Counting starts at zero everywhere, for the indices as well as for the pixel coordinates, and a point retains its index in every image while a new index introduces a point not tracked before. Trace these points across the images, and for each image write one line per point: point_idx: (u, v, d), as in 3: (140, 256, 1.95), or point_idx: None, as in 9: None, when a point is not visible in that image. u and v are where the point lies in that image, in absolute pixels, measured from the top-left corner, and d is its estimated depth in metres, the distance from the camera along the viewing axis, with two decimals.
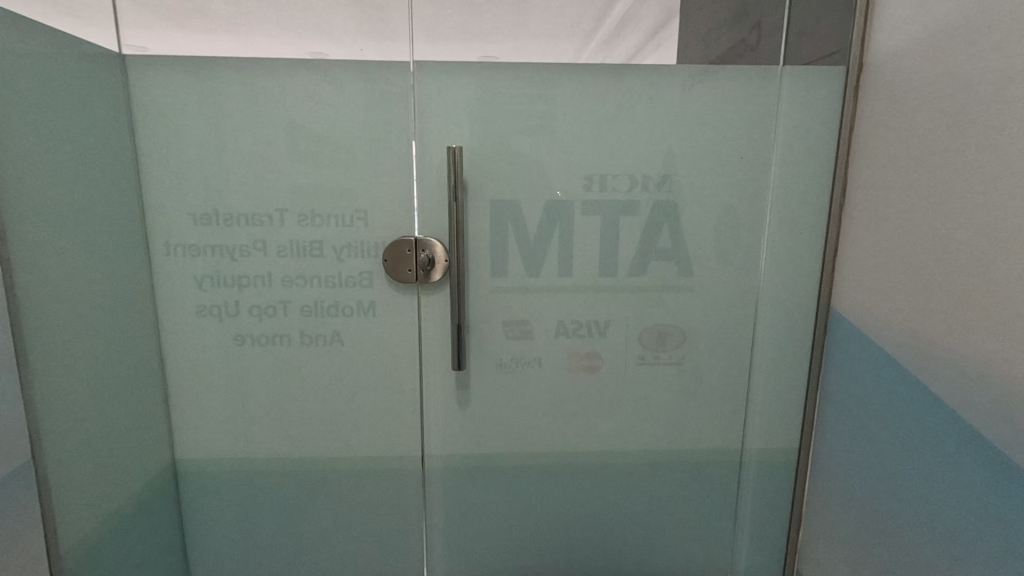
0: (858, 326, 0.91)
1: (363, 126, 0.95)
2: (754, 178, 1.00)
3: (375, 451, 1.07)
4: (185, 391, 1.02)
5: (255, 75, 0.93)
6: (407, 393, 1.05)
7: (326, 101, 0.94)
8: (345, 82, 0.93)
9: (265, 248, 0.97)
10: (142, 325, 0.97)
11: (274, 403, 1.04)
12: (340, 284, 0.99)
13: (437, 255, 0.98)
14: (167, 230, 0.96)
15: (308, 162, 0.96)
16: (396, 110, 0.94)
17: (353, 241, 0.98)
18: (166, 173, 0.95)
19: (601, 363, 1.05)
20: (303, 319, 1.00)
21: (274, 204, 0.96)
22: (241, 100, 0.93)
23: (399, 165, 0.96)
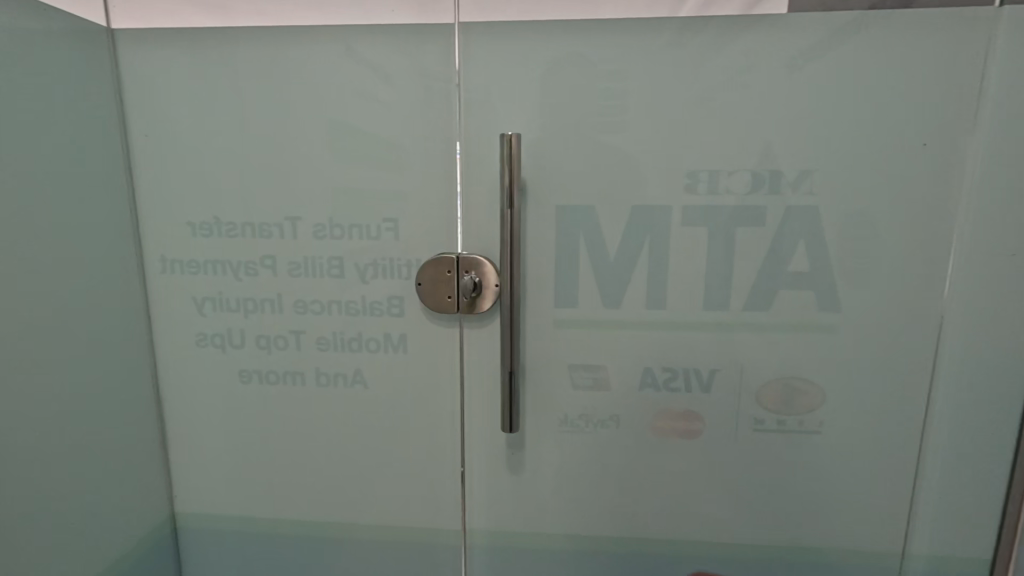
0: None
1: (393, 111, 0.74)
2: (943, 174, 0.69)
3: (404, 521, 0.85)
4: (185, 434, 0.86)
5: (265, 50, 0.74)
6: (445, 452, 0.82)
7: (348, 81, 0.74)
8: (372, 56, 0.73)
9: (274, 265, 0.78)
10: (135, 355, 0.81)
11: (284, 455, 0.84)
12: (363, 312, 0.79)
13: (485, 279, 0.75)
14: (163, 241, 0.80)
15: (328, 159, 0.76)
16: (435, 88, 0.72)
17: (381, 258, 0.77)
18: (163, 175, 0.78)
19: (702, 425, 0.78)
20: (320, 354, 0.80)
21: (287, 213, 0.77)
22: (248, 83, 0.75)
23: (438, 161, 0.74)
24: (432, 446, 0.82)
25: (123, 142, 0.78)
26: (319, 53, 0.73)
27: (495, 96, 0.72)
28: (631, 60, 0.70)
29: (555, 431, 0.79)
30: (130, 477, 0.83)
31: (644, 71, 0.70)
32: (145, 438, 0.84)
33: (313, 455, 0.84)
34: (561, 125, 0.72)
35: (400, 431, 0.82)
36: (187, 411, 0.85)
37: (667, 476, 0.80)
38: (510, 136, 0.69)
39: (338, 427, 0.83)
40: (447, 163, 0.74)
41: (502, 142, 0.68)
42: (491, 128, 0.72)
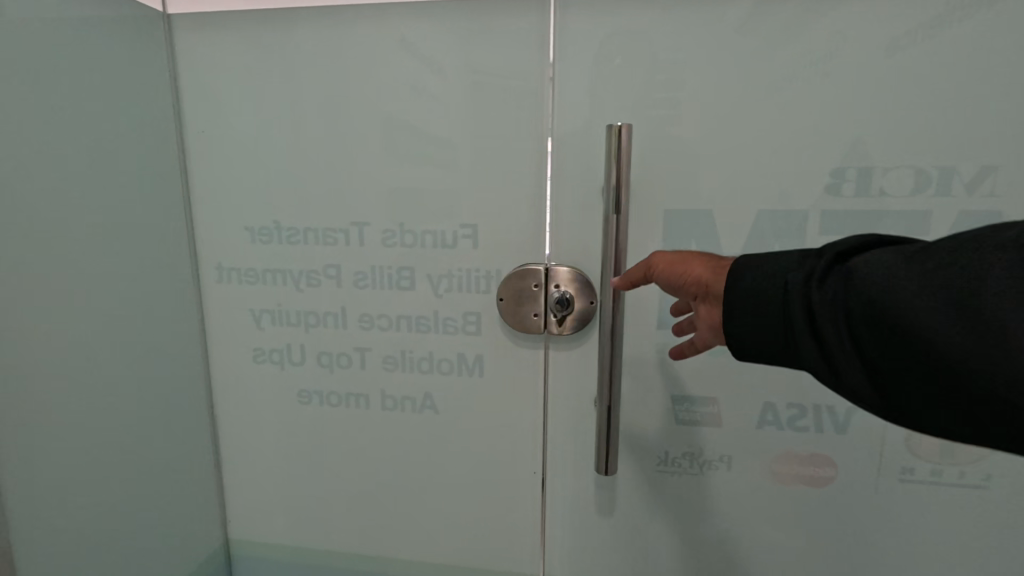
0: None
1: (476, 101, 0.64)
2: None
3: (476, 562, 0.76)
4: (240, 456, 0.79)
5: (332, 33, 0.66)
6: (524, 489, 0.72)
7: (425, 66, 0.64)
8: (453, 37, 0.63)
9: (338, 276, 0.70)
10: (189, 371, 0.75)
11: (345, 483, 0.77)
12: (436, 329, 0.70)
13: (578, 293, 0.65)
14: (219, 248, 0.73)
15: (401, 155, 0.67)
16: (524, 74, 0.62)
17: (457, 269, 0.68)
18: (219, 175, 0.71)
19: (833, 471, 0.65)
20: (387, 374, 0.72)
21: (353, 217, 0.69)
22: (313, 71, 0.67)
23: (526, 158, 0.64)
24: (509, 481, 0.73)
25: (179, 139, 0.71)
26: (394, 34, 0.64)
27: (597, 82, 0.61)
28: (764, 35, 0.58)
29: (651, 470, 0.69)
30: (186, 502, 0.76)
31: (781, 48, 0.58)
32: (198, 460, 0.77)
33: (376, 485, 0.76)
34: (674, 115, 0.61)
35: (473, 464, 0.73)
36: (243, 432, 0.78)
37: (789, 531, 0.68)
38: (620, 126, 0.58)
39: (404, 456, 0.74)
40: (537, 161, 0.64)
41: (610, 133, 0.58)
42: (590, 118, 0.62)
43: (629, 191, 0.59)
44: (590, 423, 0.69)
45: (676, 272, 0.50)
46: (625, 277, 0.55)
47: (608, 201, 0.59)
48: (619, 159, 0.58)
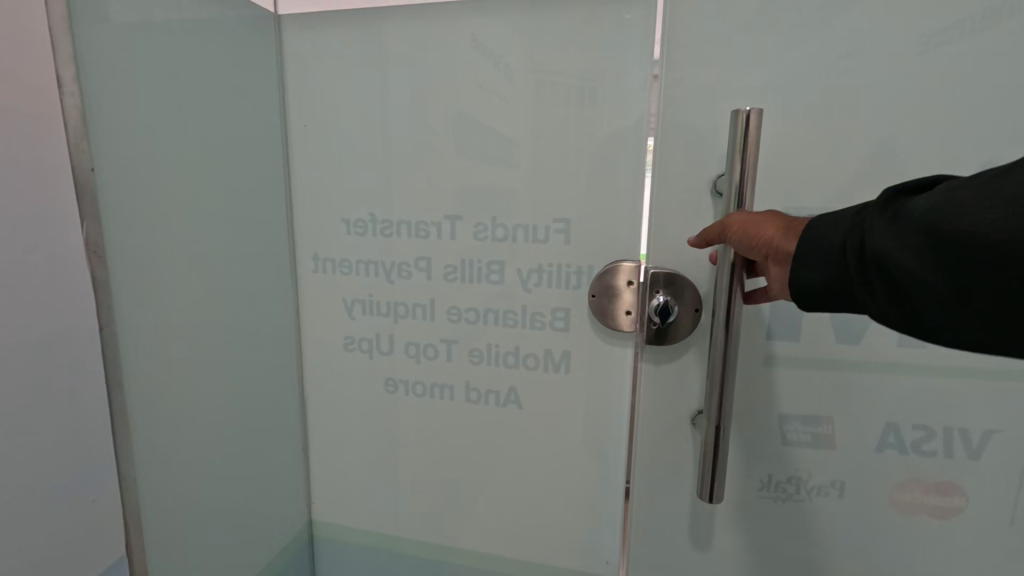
0: None
1: (574, 95, 0.63)
2: None
3: (554, 560, 0.76)
4: (326, 440, 0.82)
5: (432, 28, 0.66)
6: (608, 488, 0.71)
7: (524, 60, 0.64)
8: (554, 28, 0.62)
9: (430, 269, 0.72)
10: (284, 356, 0.79)
11: (427, 472, 0.78)
12: (524, 324, 0.70)
13: (679, 298, 0.63)
14: (316, 240, 0.76)
15: (495, 150, 0.67)
16: (628, 67, 0.61)
17: (547, 263, 0.67)
18: (319, 169, 0.74)
19: (961, 501, 0.61)
20: (473, 367, 0.73)
21: (445, 211, 0.70)
22: (412, 66, 0.68)
23: (625, 154, 0.63)
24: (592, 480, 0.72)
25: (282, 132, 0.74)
26: (494, 28, 0.64)
27: (708, 71, 0.58)
28: (902, 17, 0.53)
29: (752, 494, 0.66)
30: (277, 482, 0.80)
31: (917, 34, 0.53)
32: (289, 442, 0.81)
33: (457, 476, 0.77)
34: (792, 107, 0.57)
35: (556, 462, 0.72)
36: (330, 417, 0.81)
37: (896, 553, 0.64)
38: (744, 114, 0.53)
39: (487, 450, 0.74)
40: (636, 156, 0.63)
41: (736, 128, 0.53)
42: (699, 110, 0.59)
43: (755, 186, 0.54)
44: (688, 441, 0.66)
45: (748, 234, 0.49)
46: (699, 237, 0.55)
47: (728, 201, 0.55)
48: (746, 156, 0.53)
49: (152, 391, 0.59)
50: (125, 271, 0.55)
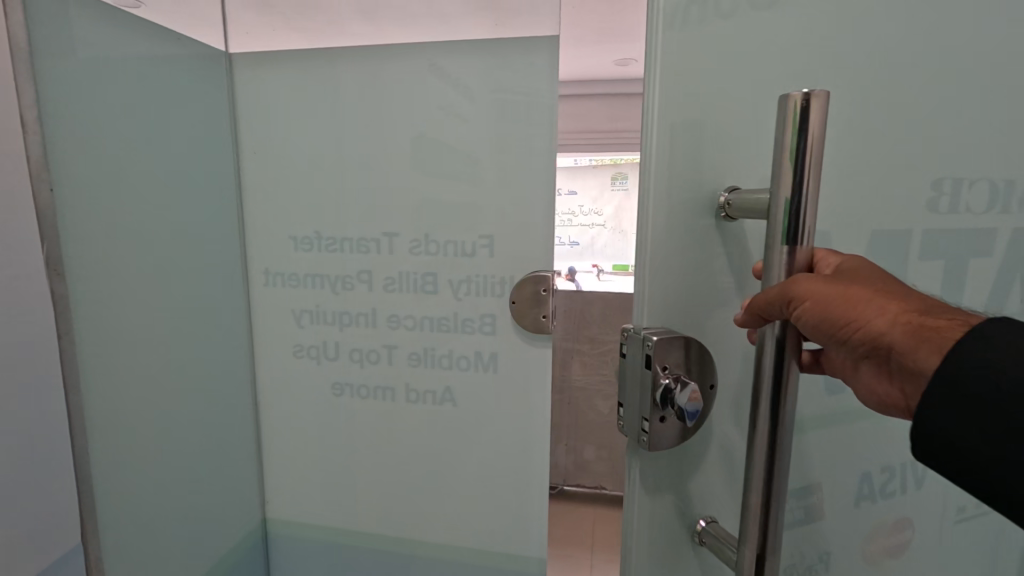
0: None
1: (495, 127, 0.72)
2: None
3: (488, 545, 0.83)
4: (277, 440, 0.88)
5: (370, 67, 0.75)
6: (536, 477, 0.79)
7: (450, 97, 0.73)
8: (475, 69, 0.71)
9: (371, 281, 0.79)
10: (236, 362, 0.84)
11: (371, 468, 0.84)
12: (456, 329, 0.78)
13: (677, 368, 0.45)
14: (267, 255, 0.83)
15: (428, 174, 0.75)
16: (538, 103, 0.70)
17: (475, 274, 0.75)
18: (268, 190, 0.81)
19: (912, 534, 0.59)
20: (412, 369, 0.80)
21: (385, 230, 0.78)
22: (353, 101, 0.76)
23: (540, 179, 0.72)
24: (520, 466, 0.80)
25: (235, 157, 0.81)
26: (423, 68, 0.73)
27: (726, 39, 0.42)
28: None
29: None
30: (229, 479, 0.85)
31: None
32: (243, 442, 0.87)
33: (398, 470, 0.83)
34: None
35: (488, 453, 0.80)
36: (281, 419, 0.87)
37: None
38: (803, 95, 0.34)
39: (426, 445, 0.82)
40: (548, 180, 0.72)
41: (800, 110, 0.34)
42: (712, 99, 0.43)
43: (816, 211, 0.36)
44: (693, 558, 0.52)
45: (837, 314, 0.34)
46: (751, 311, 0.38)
47: (773, 228, 0.37)
48: (811, 158, 0.34)
49: (106, 391, 0.65)
50: (84, 281, 0.61)
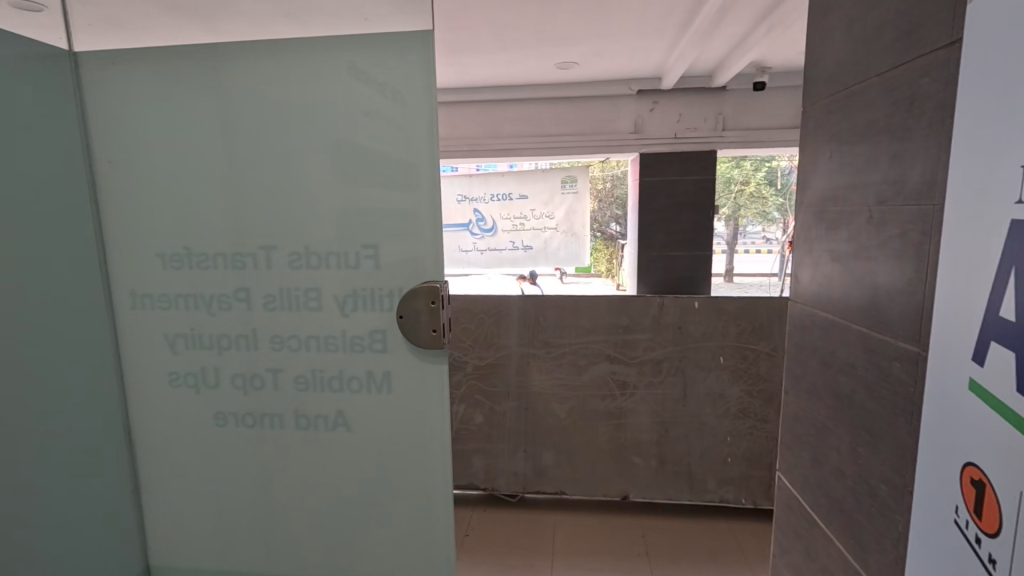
0: (958, 374, 0.86)
1: (381, 143, 0.76)
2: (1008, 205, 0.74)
3: (383, 553, 0.84)
4: (155, 455, 0.91)
5: (266, 85, 0.79)
6: (437, 484, 0.80)
7: (338, 115, 0.77)
8: (360, 88, 0.76)
9: (249, 300, 0.82)
10: (104, 374, 0.88)
11: (260, 484, 0.86)
12: (344, 348, 0.79)
13: None
14: (133, 277, 0.86)
15: (319, 188, 0.78)
16: (404, 100, 0.75)
17: (360, 289, 0.77)
18: (138, 194, 0.84)
19: None
20: (299, 394, 0.82)
21: (279, 245, 0.80)
22: (251, 117, 0.80)
23: (412, 182, 0.76)
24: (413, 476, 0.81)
25: (138, 170, 0.84)
26: (313, 85, 0.77)
27: None
28: None
29: None
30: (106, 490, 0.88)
31: None
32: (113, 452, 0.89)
33: (282, 486, 0.85)
34: None
35: (376, 465, 0.81)
36: (156, 438, 0.91)
37: None
38: None
39: (315, 462, 0.83)
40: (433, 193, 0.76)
41: None
42: None
43: None
44: None
45: None
46: None
47: None
48: None
49: None
50: None
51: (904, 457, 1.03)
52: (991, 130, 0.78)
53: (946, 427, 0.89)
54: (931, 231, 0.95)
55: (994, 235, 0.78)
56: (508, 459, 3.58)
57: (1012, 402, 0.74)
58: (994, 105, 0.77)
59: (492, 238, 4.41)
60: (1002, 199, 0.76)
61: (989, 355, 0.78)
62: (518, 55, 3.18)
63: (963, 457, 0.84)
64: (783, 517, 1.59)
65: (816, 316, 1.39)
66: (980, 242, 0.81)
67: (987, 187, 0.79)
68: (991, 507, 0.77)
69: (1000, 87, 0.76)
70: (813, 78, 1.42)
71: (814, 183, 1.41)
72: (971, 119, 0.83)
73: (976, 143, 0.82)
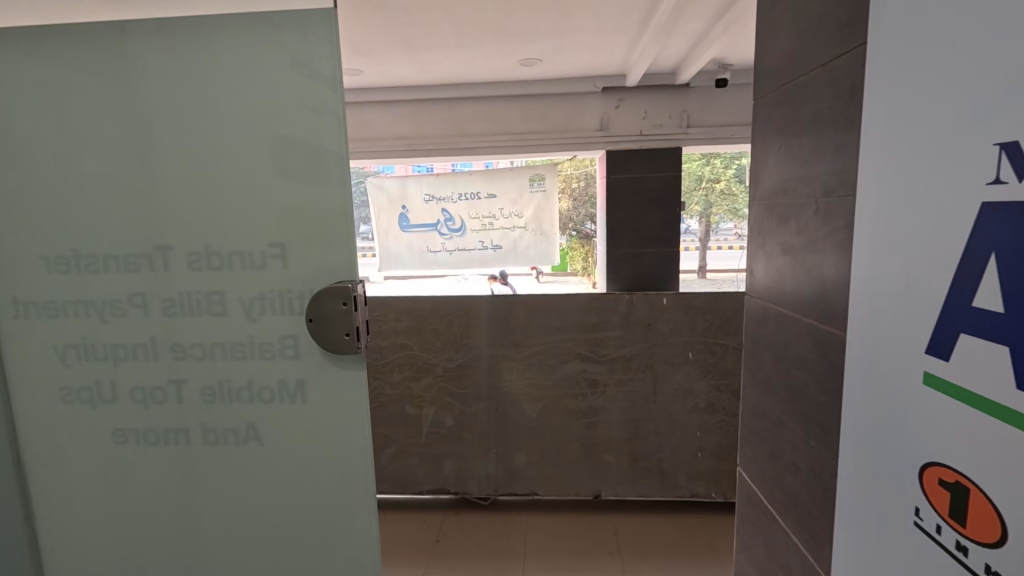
0: (908, 369, 0.83)
1: (289, 138, 0.73)
2: (962, 188, 0.71)
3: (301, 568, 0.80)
4: (49, 479, 0.84)
5: (170, 76, 0.73)
6: (358, 496, 0.77)
7: (248, 110, 0.73)
8: (275, 85, 0.73)
9: (146, 306, 0.77)
10: None
11: (170, 501, 0.82)
12: (253, 355, 0.76)
13: None
14: (15, 280, 0.79)
15: (226, 188, 0.74)
16: (312, 90, 0.72)
17: (269, 291, 0.75)
18: (15, 189, 0.77)
19: None
20: (207, 406, 0.79)
21: (179, 245, 0.76)
22: (146, 105, 0.74)
23: (321, 176, 0.73)
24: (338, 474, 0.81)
25: (12, 159, 0.76)
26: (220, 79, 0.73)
27: None
28: None
29: None
30: None
31: None
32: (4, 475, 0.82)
33: (194, 503, 0.81)
34: None
35: (292, 476, 0.78)
36: (49, 459, 0.83)
37: None
38: None
39: (226, 476, 0.80)
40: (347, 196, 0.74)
41: None
42: None
43: None
44: None
45: None
46: None
47: None
48: None
49: None
50: None
51: (849, 455, 1.00)
52: (935, 116, 0.76)
53: (895, 423, 0.86)
54: (862, 219, 0.94)
55: (948, 222, 0.73)
56: (479, 461, 3.52)
57: (987, 396, 0.68)
58: (947, 85, 0.73)
59: (461, 238, 4.35)
60: (954, 183, 0.72)
61: (955, 349, 0.73)
62: (480, 52, 3.13)
63: (925, 455, 0.80)
64: (744, 513, 1.58)
65: (769, 309, 1.38)
66: (924, 230, 0.78)
67: (929, 173, 0.77)
68: (981, 510, 0.70)
69: (950, 72, 0.73)
70: (762, 71, 1.41)
71: (766, 175, 1.40)
72: (912, 103, 0.80)
73: (920, 126, 0.78)
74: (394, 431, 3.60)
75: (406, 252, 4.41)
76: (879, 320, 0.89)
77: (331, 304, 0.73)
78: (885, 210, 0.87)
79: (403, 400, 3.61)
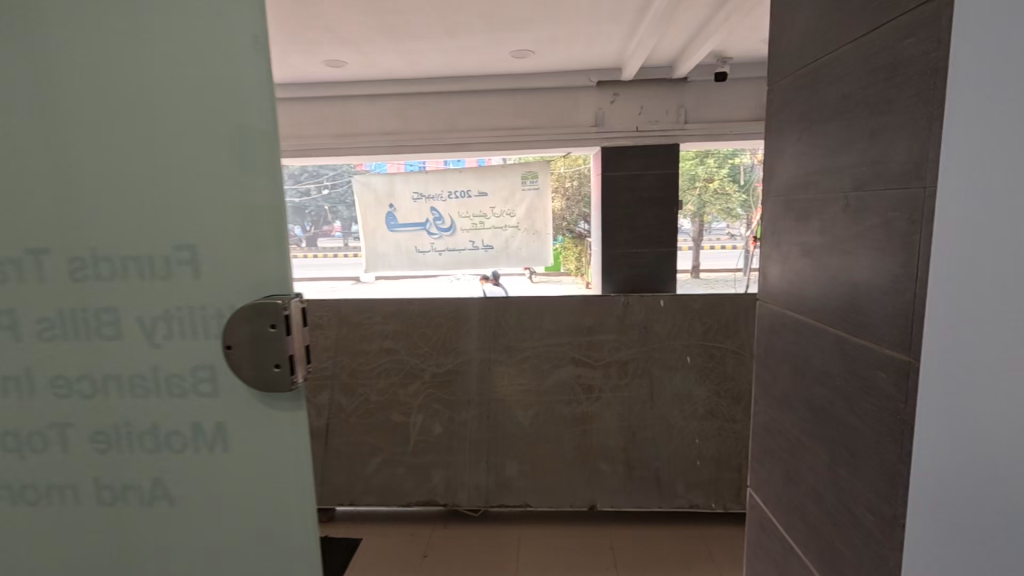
0: (1010, 411, 0.64)
1: (196, 119, 0.59)
2: None
3: None
4: None
5: (44, 32, 0.58)
6: (294, 555, 0.66)
7: (145, 78, 0.58)
8: (178, 41, 0.58)
9: (14, 329, 0.63)
10: None
11: (55, 564, 0.68)
12: (158, 391, 0.63)
13: None
14: None
15: (115, 178, 0.60)
16: (230, 61, 0.58)
17: (173, 309, 0.61)
18: None
19: None
20: (98, 455, 0.65)
21: (55, 247, 0.61)
22: (12, 69, 0.59)
23: (237, 172, 0.60)
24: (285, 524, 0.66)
25: None
26: (105, 41, 0.58)
27: None
28: None
29: None
30: None
31: None
32: None
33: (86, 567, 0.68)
34: None
35: (209, 533, 0.66)
36: None
37: None
38: None
39: (122, 535, 0.67)
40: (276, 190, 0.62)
41: None
42: None
43: None
44: None
45: None
46: None
47: None
48: None
49: None
50: None
51: (920, 510, 0.81)
52: None
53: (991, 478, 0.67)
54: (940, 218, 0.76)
55: None
56: (469, 472, 3.35)
57: None
58: None
59: (450, 237, 4.19)
60: None
61: None
62: (469, 42, 2.98)
63: None
64: (755, 538, 1.45)
65: (786, 317, 1.25)
66: None
67: None
68: None
69: None
70: (777, 53, 1.27)
71: (781, 170, 1.26)
72: (1003, 71, 0.63)
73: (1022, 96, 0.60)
74: (380, 440, 3.43)
75: (394, 252, 4.24)
76: (968, 346, 0.70)
77: (257, 325, 0.61)
78: (977, 205, 0.68)
79: (389, 406, 3.46)
